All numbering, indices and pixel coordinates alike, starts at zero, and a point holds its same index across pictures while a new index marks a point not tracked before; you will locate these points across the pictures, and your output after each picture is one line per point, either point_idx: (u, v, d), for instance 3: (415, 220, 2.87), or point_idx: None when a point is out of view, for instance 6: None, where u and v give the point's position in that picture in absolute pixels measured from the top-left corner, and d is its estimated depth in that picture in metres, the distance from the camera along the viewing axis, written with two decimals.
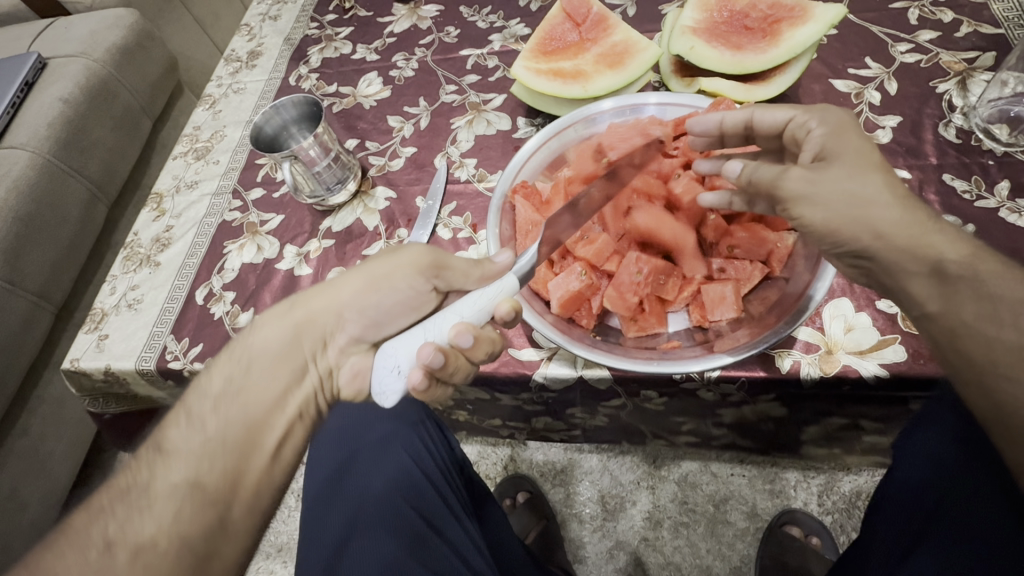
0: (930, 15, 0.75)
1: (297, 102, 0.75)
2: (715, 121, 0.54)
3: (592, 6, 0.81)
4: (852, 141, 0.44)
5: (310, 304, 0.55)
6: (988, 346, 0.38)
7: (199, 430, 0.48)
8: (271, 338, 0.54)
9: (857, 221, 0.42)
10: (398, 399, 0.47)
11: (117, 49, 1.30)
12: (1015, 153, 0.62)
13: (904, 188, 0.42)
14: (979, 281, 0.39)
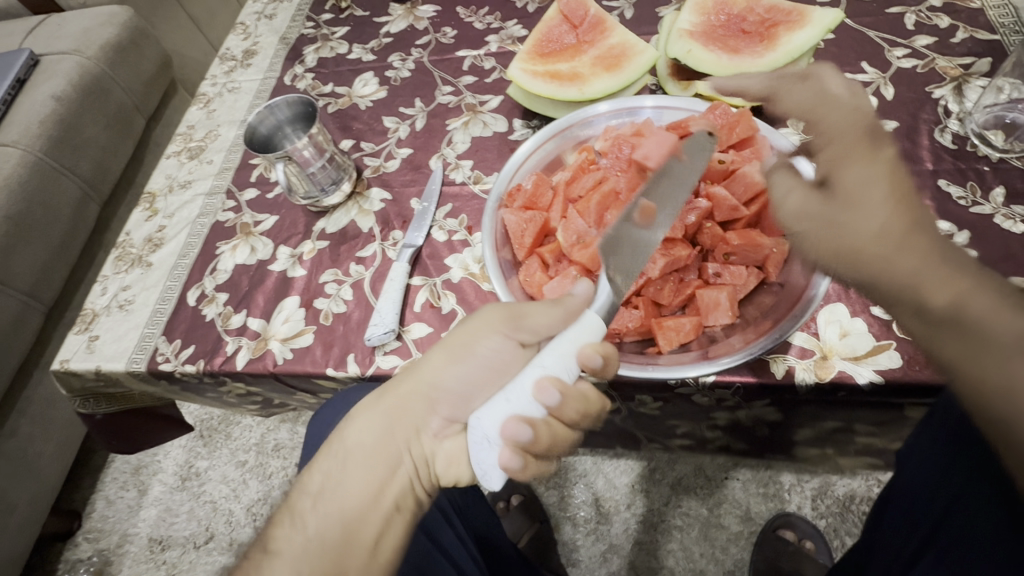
0: (927, 21, 0.75)
1: (291, 102, 0.74)
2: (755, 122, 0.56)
3: (589, 8, 0.80)
4: (862, 169, 0.42)
5: (400, 389, 0.53)
6: None
7: (301, 529, 0.47)
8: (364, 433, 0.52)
9: (839, 243, 0.41)
10: (499, 475, 0.43)
11: (111, 47, 1.29)
12: (1010, 159, 0.62)
13: (907, 203, 0.40)
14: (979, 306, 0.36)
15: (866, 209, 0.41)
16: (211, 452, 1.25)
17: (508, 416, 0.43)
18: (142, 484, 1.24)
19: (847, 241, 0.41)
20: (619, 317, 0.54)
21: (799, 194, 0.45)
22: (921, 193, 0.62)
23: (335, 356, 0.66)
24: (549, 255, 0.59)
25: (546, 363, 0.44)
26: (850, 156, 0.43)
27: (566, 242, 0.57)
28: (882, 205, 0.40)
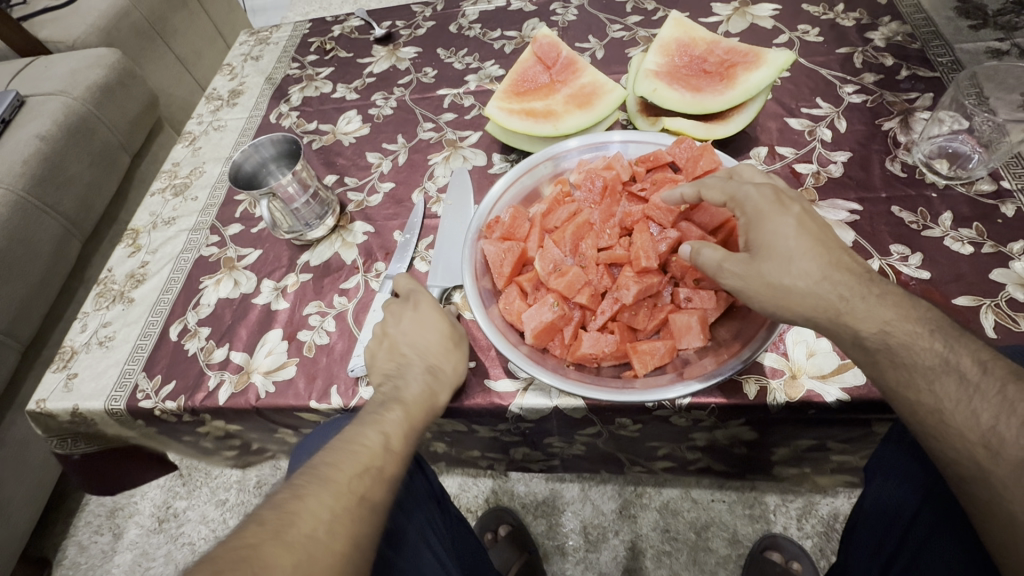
0: (873, 60, 0.81)
1: (276, 140, 0.76)
2: (679, 196, 0.56)
3: (561, 50, 0.85)
4: (784, 226, 0.49)
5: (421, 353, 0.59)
6: (933, 397, 0.43)
7: (386, 430, 0.52)
8: (411, 388, 0.57)
9: (776, 308, 0.49)
10: None
11: (97, 88, 1.31)
12: (955, 185, 0.66)
13: (828, 259, 0.48)
14: (892, 351, 0.45)
15: (790, 265, 0.48)
16: (190, 491, 1.21)
17: None
18: (117, 528, 1.19)
19: (781, 299, 0.48)
20: (597, 343, 0.56)
21: (731, 260, 0.50)
22: (875, 218, 0.66)
23: (318, 388, 0.66)
24: (527, 284, 0.61)
25: None
26: (767, 216, 0.49)
27: (543, 271, 0.59)
28: (805, 282, 0.47)
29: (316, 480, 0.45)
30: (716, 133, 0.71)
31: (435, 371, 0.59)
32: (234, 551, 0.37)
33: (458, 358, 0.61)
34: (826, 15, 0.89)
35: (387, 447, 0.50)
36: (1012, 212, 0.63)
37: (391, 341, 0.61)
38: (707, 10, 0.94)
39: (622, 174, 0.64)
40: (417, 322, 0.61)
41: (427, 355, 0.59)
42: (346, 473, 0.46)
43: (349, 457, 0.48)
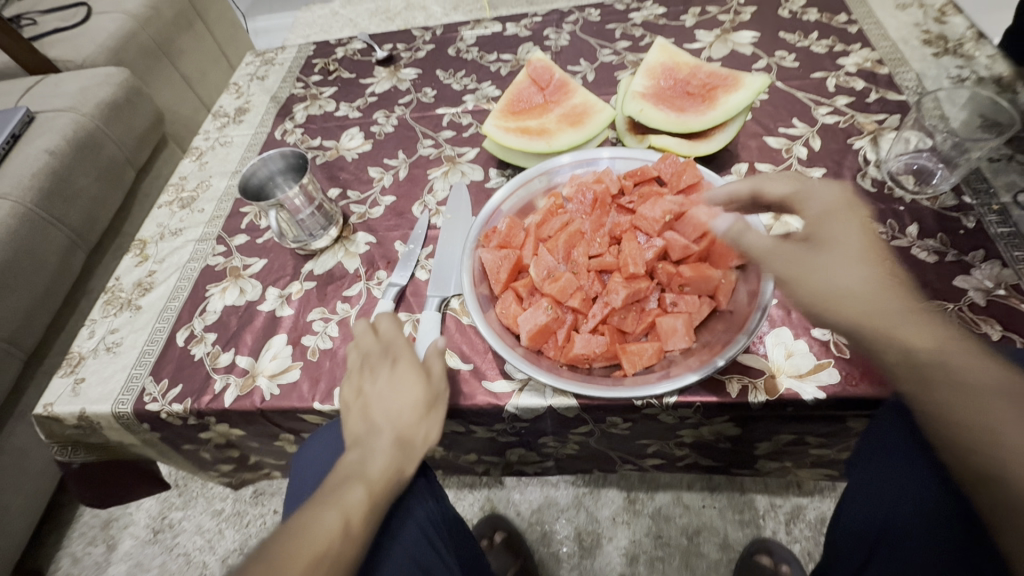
0: (845, 84, 0.87)
1: (284, 154, 0.81)
2: (725, 194, 0.61)
3: (554, 72, 0.90)
4: (847, 231, 0.51)
5: (391, 423, 0.58)
6: (992, 428, 0.40)
7: (349, 509, 0.51)
8: (377, 464, 0.56)
9: (824, 299, 0.49)
10: None
11: (105, 105, 1.35)
12: (921, 199, 0.71)
13: (889, 262, 0.49)
14: (947, 369, 0.43)
15: (846, 258, 0.49)
16: (186, 502, 1.22)
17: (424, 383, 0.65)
18: (111, 539, 1.19)
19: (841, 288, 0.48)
20: (588, 343, 0.59)
21: (790, 245, 0.52)
22: None
23: (321, 390, 0.69)
24: (523, 289, 0.64)
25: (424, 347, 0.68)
26: (837, 211, 0.52)
27: (538, 277, 0.63)
28: (862, 280, 0.48)
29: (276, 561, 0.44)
30: (699, 150, 0.76)
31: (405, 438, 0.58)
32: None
33: (431, 427, 0.60)
34: (801, 42, 0.95)
35: (347, 529, 0.49)
36: (973, 224, 0.68)
37: (367, 398, 0.60)
38: (690, 37, 1.00)
39: (611, 187, 0.68)
40: (393, 382, 0.60)
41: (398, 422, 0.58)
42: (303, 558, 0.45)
43: (308, 536, 0.47)
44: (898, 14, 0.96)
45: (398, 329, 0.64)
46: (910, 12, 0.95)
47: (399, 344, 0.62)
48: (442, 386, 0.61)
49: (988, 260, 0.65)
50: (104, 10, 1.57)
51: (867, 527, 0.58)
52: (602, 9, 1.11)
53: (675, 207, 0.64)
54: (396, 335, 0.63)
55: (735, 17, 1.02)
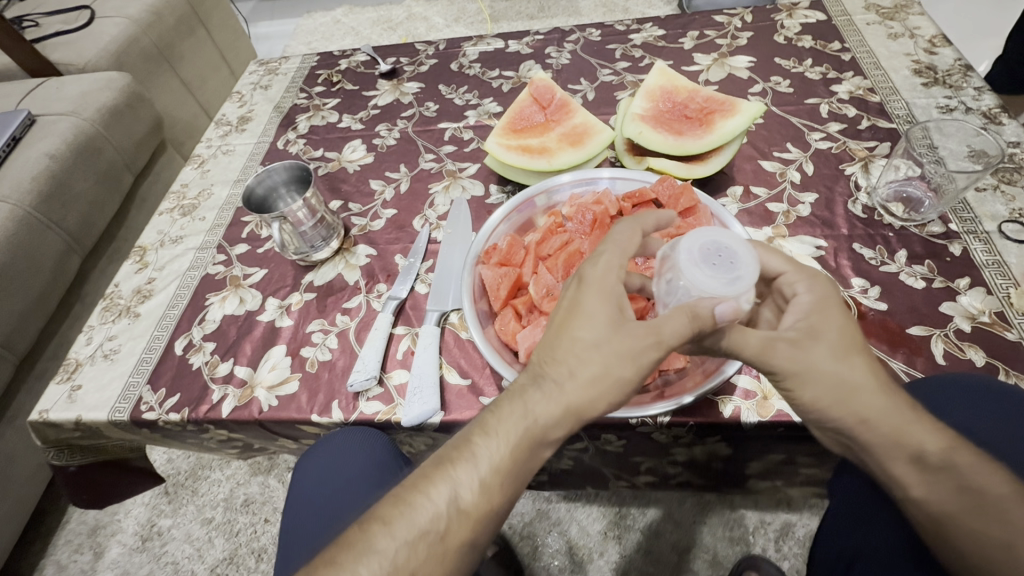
0: (837, 111, 0.89)
1: (289, 166, 0.81)
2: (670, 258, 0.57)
3: (556, 92, 0.92)
4: (838, 321, 0.50)
5: (564, 372, 0.49)
6: (977, 539, 0.47)
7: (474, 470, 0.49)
8: (515, 424, 0.49)
9: (844, 405, 0.48)
10: (416, 415, 0.64)
11: (107, 109, 1.36)
12: (910, 226, 0.73)
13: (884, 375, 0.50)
14: (956, 470, 0.48)
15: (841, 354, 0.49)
16: (175, 509, 1.21)
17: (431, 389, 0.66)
18: (98, 546, 1.18)
19: (836, 362, 0.48)
20: None
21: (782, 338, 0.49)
22: (839, 254, 0.72)
23: (319, 402, 0.69)
24: (522, 306, 0.65)
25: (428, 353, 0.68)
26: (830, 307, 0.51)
27: (537, 295, 0.64)
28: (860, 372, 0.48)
29: (373, 548, 0.47)
30: (696, 173, 0.78)
31: (577, 404, 0.49)
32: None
33: (610, 396, 0.49)
34: (796, 68, 0.98)
35: (459, 508, 0.48)
36: (959, 251, 0.70)
37: (568, 318, 0.50)
38: (688, 60, 1.03)
39: (610, 208, 0.70)
40: (588, 319, 0.49)
41: (576, 371, 0.48)
42: (411, 557, 0.47)
43: (412, 528, 0.48)
44: (889, 43, 0.99)
45: (622, 251, 0.52)
46: (901, 42, 0.98)
47: (611, 269, 0.50)
48: (650, 351, 0.48)
49: (972, 287, 0.67)
50: (106, 13, 1.58)
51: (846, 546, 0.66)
52: (603, 29, 1.13)
53: (672, 230, 0.66)
54: (617, 258, 0.51)
55: (732, 41, 1.05)
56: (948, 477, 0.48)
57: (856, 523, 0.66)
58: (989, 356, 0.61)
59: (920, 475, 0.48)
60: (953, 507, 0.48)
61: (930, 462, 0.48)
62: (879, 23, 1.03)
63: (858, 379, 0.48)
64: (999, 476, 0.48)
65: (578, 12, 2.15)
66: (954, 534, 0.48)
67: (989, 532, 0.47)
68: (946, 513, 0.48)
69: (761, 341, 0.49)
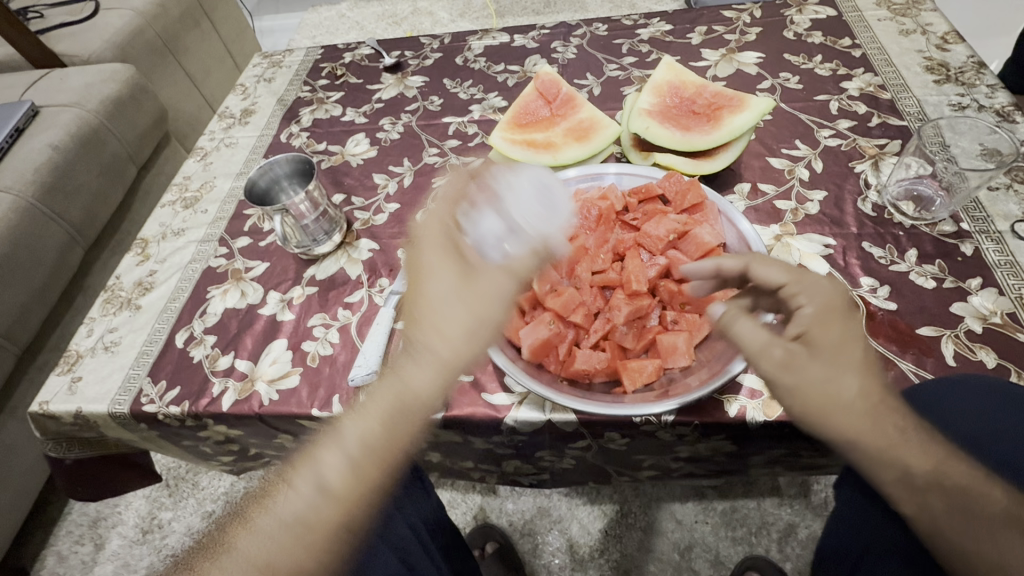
0: (848, 108, 0.88)
1: (291, 159, 0.81)
2: (711, 267, 0.56)
3: (562, 86, 0.91)
4: (836, 336, 0.48)
5: (424, 325, 0.52)
6: (963, 558, 0.45)
7: (344, 453, 0.48)
8: (386, 394, 0.50)
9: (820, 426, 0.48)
10: None
11: (110, 101, 1.35)
12: (921, 225, 0.72)
13: (879, 392, 0.48)
14: (943, 489, 0.46)
15: (835, 375, 0.47)
16: (176, 502, 1.21)
17: None
18: (99, 538, 1.18)
19: (826, 378, 0.47)
20: (589, 359, 0.60)
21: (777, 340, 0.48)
22: (848, 252, 0.71)
23: (320, 397, 0.68)
24: (525, 302, 0.65)
25: None
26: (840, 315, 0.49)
27: (541, 291, 0.63)
28: (851, 391, 0.47)
29: (241, 543, 0.45)
30: (704, 169, 0.77)
31: (451, 361, 0.51)
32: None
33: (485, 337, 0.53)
34: (805, 64, 0.96)
35: (337, 493, 0.47)
36: (970, 251, 0.69)
37: (419, 284, 0.54)
38: (696, 55, 1.02)
39: (616, 204, 0.69)
40: (437, 270, 0.54)
41: (443, 326, 0.51)
42: (281, 552, 0.44)
43: (279, 522, 0.46)
44: (901, 39, 0.97)
45: (450, 211, 0.57)
46: (913, 39, 0.97)
47: (442, 226, 0.56)
48: (505, 286, 0.54)
49: (984, 287, 0.66)
50: (111, 5, 1.58)
51: (854, 545, 0.64)
52: (610, 24, 1.12)
53: (679, 226, 0.65)
54: (446, 218, 0.57)
55: (741, 37, 1.03)
56: (936, 496, 0.46)
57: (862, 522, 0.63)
58: (1000, 358, 0.60)
59: (909, 494, 0.47)
60: (944, 524, 0.46)
61: (914, 481, 0.47)
62: (890, 19, 1.01)
63: (844, 397, 0.47)
64: (996, 495, 0.45)
65: (584, 7, 2.14)
66: (937, 544, 0.47)
67: (973, 549, 0.44)
68: (929, 523, 0.47)
69: (782, 351, 0.48)
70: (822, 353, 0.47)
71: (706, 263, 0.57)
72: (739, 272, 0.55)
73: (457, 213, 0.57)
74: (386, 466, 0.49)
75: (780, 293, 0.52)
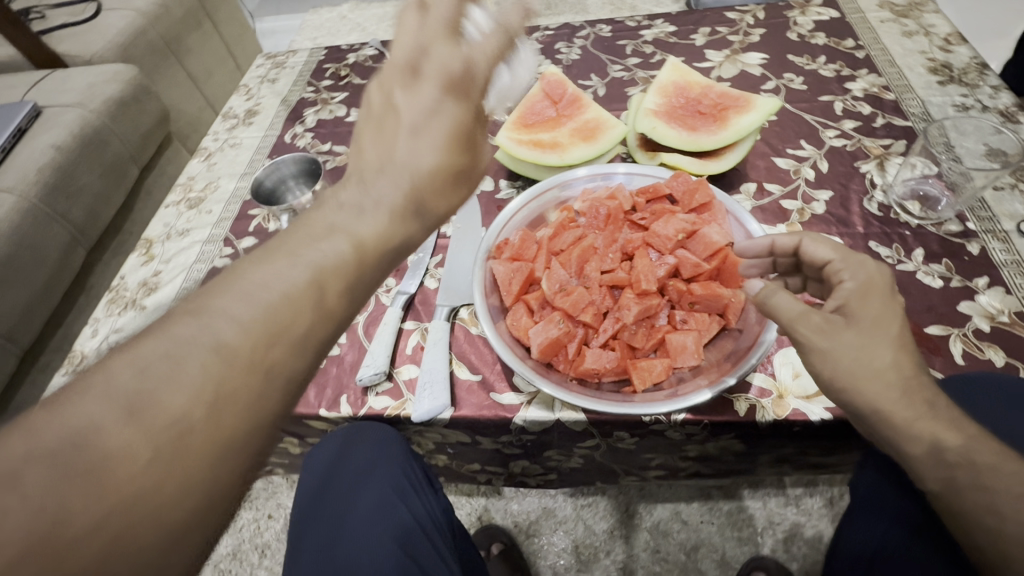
0: (852, 108, 0.89)
1: (297, 158, 0.81)
2: (767, 243, 0.60)
3: (567, 87, 0.91)
4: (875, 312, 0.48)
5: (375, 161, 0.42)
6: (998, 539, 0.45)
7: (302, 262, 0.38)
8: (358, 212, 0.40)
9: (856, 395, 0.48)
10: (425, 410, 0.63)
11: (113, 102, 1.35)
12: (927, 225, 0.73)
13: (912, 368, 0.47)
14: (978, 472, 0.45)
15: (870, 347, 0.47)
16: None
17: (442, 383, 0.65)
18: None
19: (861, 346, 0.47)
20: (599, 358, 0.60)
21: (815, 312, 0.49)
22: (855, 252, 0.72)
23: (328, 397, 0.68)
24: (534, 301, 0.64)
25: (437, 344, 0.68)
26: (876, 291, 0.49)
27: (550, 290, 0.63)
28: (885, 362, 0.47)
29: (194, 317, 0.35)
30: (710, 169, 0.77)
31: (419, 192, 0.41)
32: (48, 427, 0.29)
33: (461, 189, 0.44)
34: (809, 65, 0.97)
35: (322, 304, 0.38)
36: (977, 250, 0.69)
37: (387, 113, 0.42)
38: (700, 56, 1.02)
39: (624, 204, 0.69)
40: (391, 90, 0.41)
41: (416, 164, 0.41)
42: (250, 336, 0.35)
43: (253, 303, 0.36)
44: (904, 41, 0.98)
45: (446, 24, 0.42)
46: (916, 40, 0.98)
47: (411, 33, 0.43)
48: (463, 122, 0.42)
49: (991, 286, 0.66)
50: (113, 6, 1.58)
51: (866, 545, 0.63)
52: (613, 25, 1.12)
53: (688, 226, 0.65)
54: (440, 31, 0.42)
55: (745, 38, 1.04)
56: (965, 474, 0.46)
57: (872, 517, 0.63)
58: (1008, 356, 0.60)
59: (936, 466, 0.47)
60: (974, 506, 0.46)
61: (948, 460, 0.46)
62: (894, 21, 1.02)
63: (878, 368, 0.47)
64: None
65: (586, 9, 2.14)
66: (968, 531, 0.47)
67: None
68: (961, 509, 0.46)
69: (820, 321, 0.49)
70: (861, 325, 0.48)
71: (762, 239, 0.60)
72: (792, 250, 0.57)
73: (449, 30, 0.42)
74: (364, 285, 0.40)
75: (826, 270, 0.54)
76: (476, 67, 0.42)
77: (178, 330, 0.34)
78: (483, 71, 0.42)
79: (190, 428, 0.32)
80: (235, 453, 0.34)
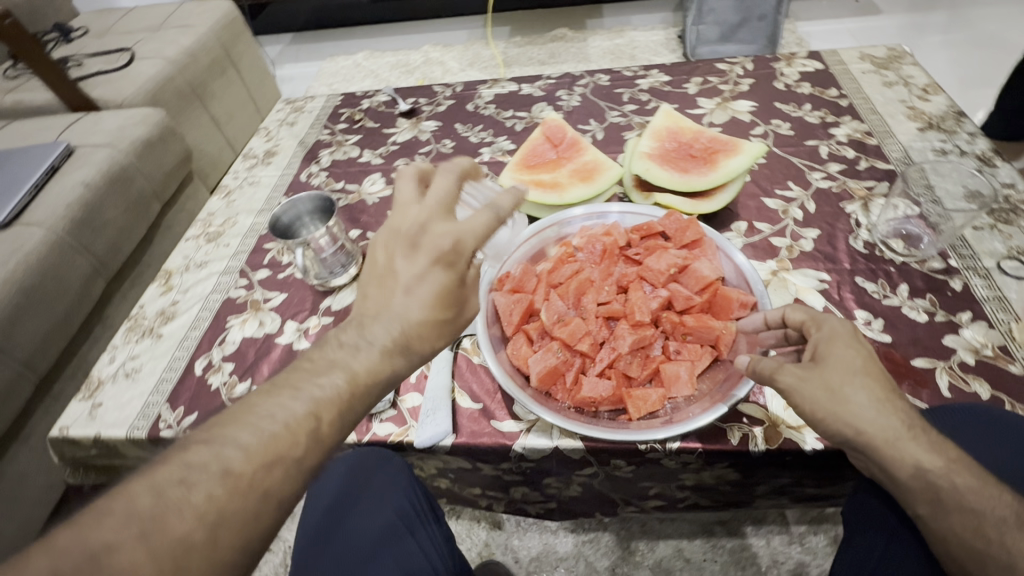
0: (837, 152, 0.94)
1: (313, 196, 0.87)
2: (762, 319, 0.63)
3: (567, 131, 0.98)
4: (842, 349, 0.52)
5: (372, 319, 0.52)
6: (981, 558, 0.46)
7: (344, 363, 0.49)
8: (385, 332, 0.51)
9: (840, 419, 0.50)
10: (428, 439, 0.65)
11: (140, 142, 1.44)
12: (911, 261, 0.76)
13: (883, 391, 0.50)
14: (958, 493, 0.47)
15: (843, 386, 0.51)
16: None
17: (443, 414, 0.67)
18: None
19: (832, 388, 0.51)
20: (596, 387, 0.62)
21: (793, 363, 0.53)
22: (842, 287, 0.75)
23: None
24: (534, 331, 0.67)
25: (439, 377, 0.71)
26: (841, 339, 0.53)
27: (548, 320, 0.66)
28: (858, 394, 0.50)
29: (208, 444, 0.43)
30: (701, 209, 0.82)
31: (408, 334, 0.51)
32: (80, 546, 0.36)
33: (443, 337, 0.54)
34: (795, 112, 1.03)
35: (317, 433, 0.46)
36: (960, 286, 0.72)
37: (388, 274, 0.53)
38: (693, 104, 1.09)
39: (619, 240, 0.73)
40: (405, 267, 0.53)
41: (410, 317, 0.51)
42: (252, 461, 0.42)
43: (259, 430, 0.44)
44: (884, 90, 1.04)
45: (441, 208, 0.55)
46: (896, 90, 1.04)
47: (425, 206, 0.55)
48: (440, 280, 0.52)
49: (975, 321, 0.68)
50: (145, 55, 1.70)
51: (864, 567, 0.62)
52: (611, 75, 1.20)
53: (680, 261, 0.69)
54: (437, 214, 0.55)
55: (735, 87, 1.10)
56: (948, 494, 0.47)
57: (867, 542, 0.62)
58: (993, 389, 0.62)
59: (921, 489, 0.48)
60: (958, 526, 0.47)
61: (931, 478, 0.48)
62: (874, 72, 1.09)
63: (848, 396, 0.50)
64: (1006, 498, 0.47)
65: (587, 58, 2.29)
66: (954, 551, 0.48)
67: (988, 549, 0.46)
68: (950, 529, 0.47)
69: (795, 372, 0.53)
70: (828, 361, 0.52)
71: (756, 318, 0.64)
72: (780, 321, 0.61)
73: (444, 207, 0.56)
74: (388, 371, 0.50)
75: (801, 327, 0.58)
76: (464, 245, 0.52)
77: (193, 457, 0.42)
78: (470, 247, 0.53)
79: (188, 546, 0.38)
80: (226, 572, 0.40)
